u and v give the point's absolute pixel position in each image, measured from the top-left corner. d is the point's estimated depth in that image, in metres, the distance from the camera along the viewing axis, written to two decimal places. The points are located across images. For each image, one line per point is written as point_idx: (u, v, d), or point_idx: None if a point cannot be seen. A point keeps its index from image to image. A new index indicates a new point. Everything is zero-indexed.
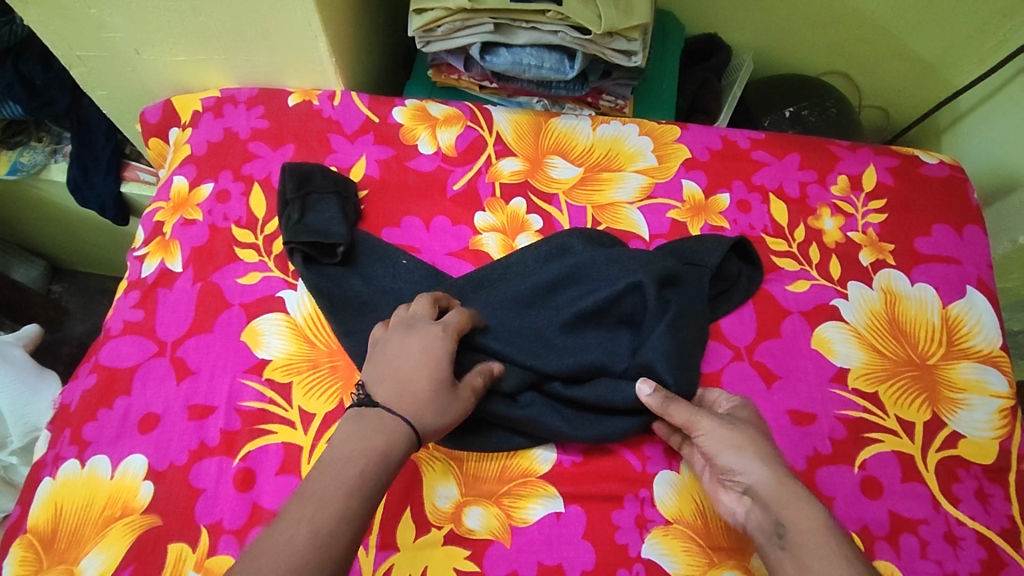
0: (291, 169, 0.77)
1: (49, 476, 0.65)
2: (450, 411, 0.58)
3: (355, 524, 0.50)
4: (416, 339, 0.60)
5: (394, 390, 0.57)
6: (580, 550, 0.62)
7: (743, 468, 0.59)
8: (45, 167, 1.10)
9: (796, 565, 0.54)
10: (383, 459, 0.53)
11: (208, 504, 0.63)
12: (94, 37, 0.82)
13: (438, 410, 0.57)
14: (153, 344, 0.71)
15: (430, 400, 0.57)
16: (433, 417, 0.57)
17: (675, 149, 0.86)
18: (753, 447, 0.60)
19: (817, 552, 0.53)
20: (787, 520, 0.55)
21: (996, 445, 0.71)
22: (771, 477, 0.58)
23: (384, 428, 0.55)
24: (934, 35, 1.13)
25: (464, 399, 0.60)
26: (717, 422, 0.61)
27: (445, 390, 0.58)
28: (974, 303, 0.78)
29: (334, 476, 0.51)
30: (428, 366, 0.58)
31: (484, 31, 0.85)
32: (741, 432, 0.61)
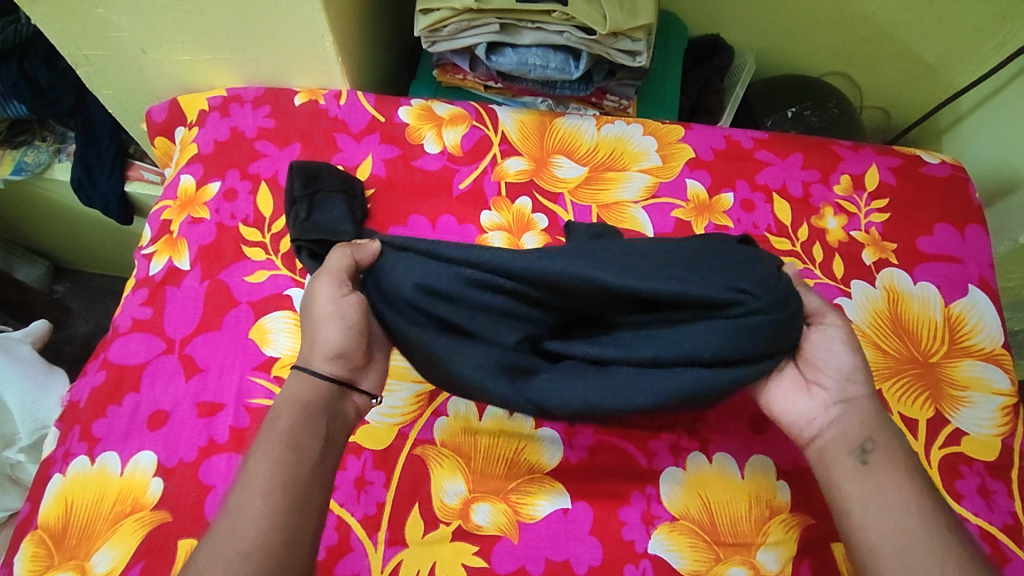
0: (300, 168, 0.78)
1: (58, 473, 0.66)
2: (314, 314, 0.58)
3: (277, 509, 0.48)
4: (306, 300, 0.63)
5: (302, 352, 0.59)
6: (587, 546, 0.63)
7: (854, 381, 0.60)
8: (49, 167, 1.10)
9: (873, 479, 0.55)
10: (305, 428, 0.53)
11: (218, 500, 0.63)
12: (101, 36, 0.83)
13: (308, 341, 0.58)
14: (161, 341, 0.71)
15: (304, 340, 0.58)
16: (307, 348, 0.58)
17: (679, 148, 0.86)
18: (865, 367, 0.61)
19: (900, 477, 0.55)
20: (878, 444, 0.57)
21: (998, 442, 0.71)
22: (869, 398, 0.59)
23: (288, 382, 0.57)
24: (935, 37, 1.13)
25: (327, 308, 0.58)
26: (846, 330, 0.62)
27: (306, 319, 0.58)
28: (976, 301, 0.79)
29: (261, 454, 0.51)
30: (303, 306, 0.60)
31: (489, 31, 0.85)
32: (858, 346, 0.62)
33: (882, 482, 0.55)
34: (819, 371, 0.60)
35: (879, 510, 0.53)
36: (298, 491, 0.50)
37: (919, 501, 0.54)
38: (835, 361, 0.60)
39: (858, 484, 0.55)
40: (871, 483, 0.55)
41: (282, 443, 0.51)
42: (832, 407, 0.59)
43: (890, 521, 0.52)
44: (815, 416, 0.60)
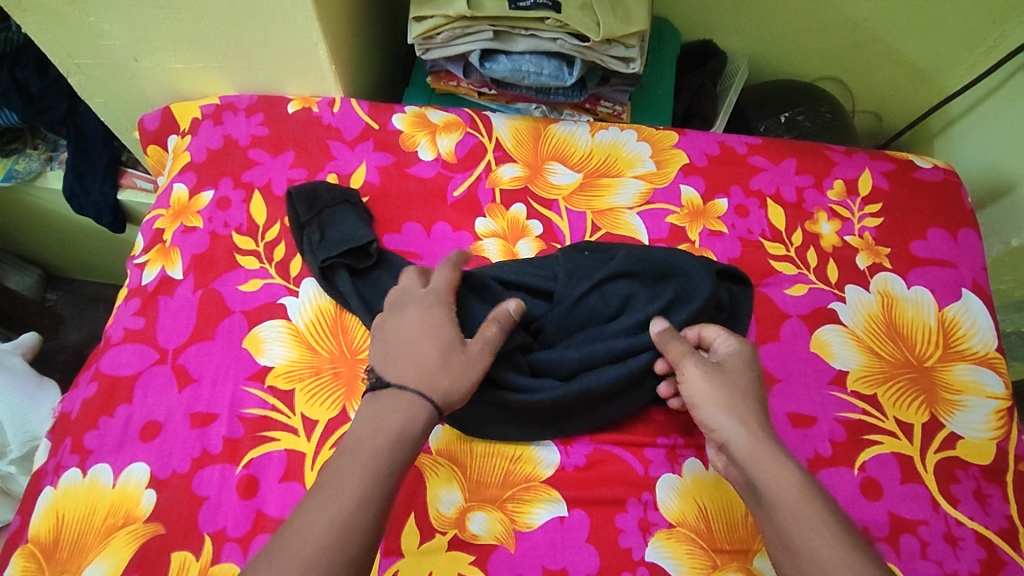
0: (297, 191, 0.77)
1: (49, 486, 0.65)
2: (463, 368, 0.57)
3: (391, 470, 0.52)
4: (416, 309, 0.61)
5: (406, 367, 0.57)
6: (584, 554, 0.63)
7: (722, 424, 0.59)
8: (42, 175, 1.10)
9: (772, 524, 0.54)
10: (399, 448, 0.53)
11: (211, 512, 0.63)
12: (92, 44, 0.82)
13: (448, 373, 0.57)
14: (153, 352, 0.71)
15: (437, 365, 0.57)
16: (445, 382, 0.56)
17: (672, 154, 0.86)
18: (737, 409, 0.60)
19: (793, 516, 0.53)
20: (763, 484, 0.55)
21: (993, 446, 0.72)
22: (744, 436, 0.58)
23: (409, 409, 0.55)
24: (925, 42, 1.14)
25: (476, 359, 0.58)
26: (703, 374, 0.61)
27: (449, 351, 0.58)
28: (969, 305, 0.79)
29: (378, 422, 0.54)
30: (430, 334, 0.59)
31: (484, 38, 0.86)
32: (724, 386, 0.61)
33: (778, 524, 0.54)
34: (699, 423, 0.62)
35: (780, 550, 0.54)
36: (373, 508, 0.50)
37: (815, 532, 0.52)
38: (701, 410, 0.61)
39: (766, 531, 0.55)
40: (767, 521, 0.55)
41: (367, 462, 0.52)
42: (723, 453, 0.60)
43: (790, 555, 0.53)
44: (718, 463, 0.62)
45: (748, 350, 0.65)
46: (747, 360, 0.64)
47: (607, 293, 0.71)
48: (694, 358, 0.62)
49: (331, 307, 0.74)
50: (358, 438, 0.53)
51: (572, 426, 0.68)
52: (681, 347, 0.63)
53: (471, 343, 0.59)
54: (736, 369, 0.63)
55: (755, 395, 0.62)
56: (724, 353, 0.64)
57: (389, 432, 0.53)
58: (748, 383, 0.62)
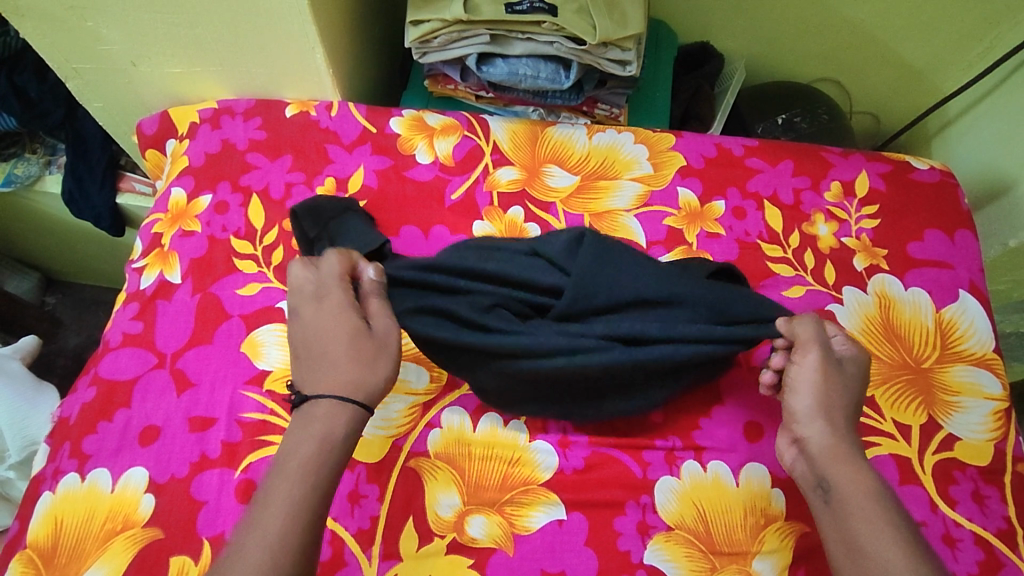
0: (301, 207, 0.76)
1: (48, 491, 0.65)
2: (371, 356, 0.56)
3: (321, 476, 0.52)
4: (308, 311, 0.58)
5: (322, 376, 0.55)
6: (582, 557, 0.63)
7: (812, 416, 0.59)
8: (40, 179, 1.10)
9: (836, 521, 0.54)
10: (330, 459, 0.53)
11: (210, 516, 0.63)
12: (90, 49, 0.82)
13: (361, 366, 0.56)
14: (152, 356, 0.71)
15: (348, 363, 0.55)
16: (361, 377, 0.55)
17: (670, 156, 0.86)
18: (832, 407, 0.59)
19: (865, 518, 0.53)
20: (840, 483, 0.55)
21: (990, 447, 0.72)
22: (830, 435, 0.58)
23: (329, 417, 0.54)
24: (921, 43, 1.14)
25: (382, 340, 0.58)
26: (819, 365, 0.60)
27: (355, 344, 0.56)
28: (967, 306, 0.79)
29: (302, 431, 0.53)
30: (330, 335, 0.56)
31: (480, 42, 0.86)
32: (831, 382, 0.60)
33: (842, 522, 0.54)
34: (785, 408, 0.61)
35: (840, 548, 0.53)
36: (310, 520, 0.50)
37: (886, 537, 0.52)
38: (796, 398, 0.60)
39: (824, 527, 0.55)
40: (832, 519, 0.55)
41: (298, 474, 0.51)
42: (796, 447, 0.60)
43: (850, 552, 0.53)
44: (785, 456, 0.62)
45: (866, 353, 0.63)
46: (859, 364, 0.62)
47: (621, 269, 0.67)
48: (816, 347, 0.61)
49: None
50: (288, 451, 0.52)
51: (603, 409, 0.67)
52: (808, 330, 0.62)
53: (373, 326, 0.58)
54: (850, 372, 0.61)
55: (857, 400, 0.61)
56: (845, 351, 0.62)
57: (315, 439, 0.53)
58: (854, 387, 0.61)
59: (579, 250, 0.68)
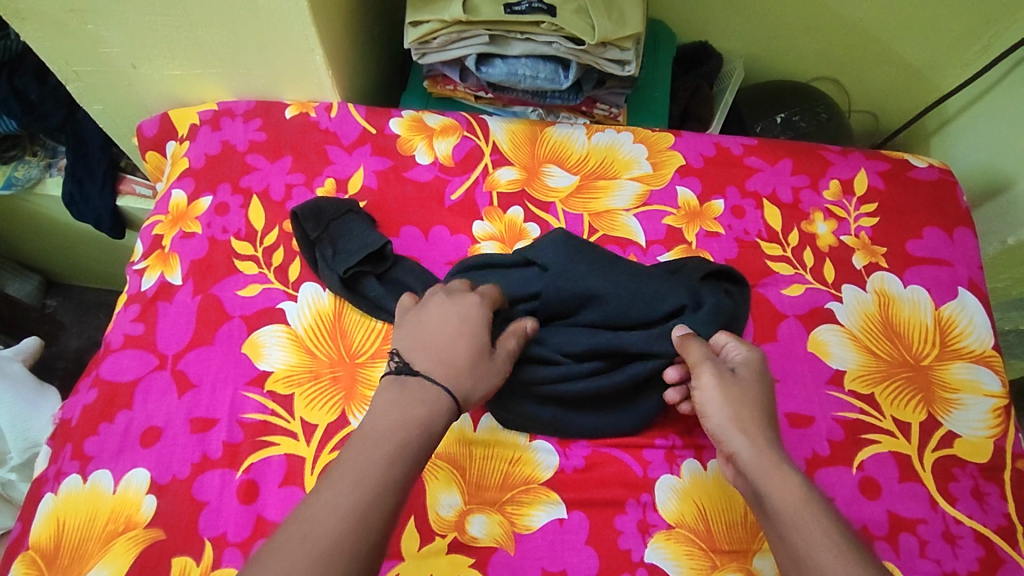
0: (302, 209, 0.75)
1: (50, 492, 0.65)
2: (484, 374, 0.58)
3: (413, 459, 0.51)
4: (454, 306, 0.60)
5: (438, 357, 0.56)
6: (583, 556, 0.63)
7: (729, 432, 0.58)
8: (41, 182, 1.10)
9: (777, 533, 0.53)
10: (418, 448, 0.52)
11: (212, 517, 0.63)
12: (90, 52, 0.83)
13: (473, 376, 0.57)
14: (153, 357, 0.71)
15: (466, 365, 0.56)
16: (469, 383, 0.56)
17: (669, 156, 0.86)
18: (743, 419, 0.59)
19: (803, 525, 0.52)
20: (772, 495, 0.54)
21: (990, 444, 0.72)
22: (752, 446, 0.57)
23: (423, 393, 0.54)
24: (920, 41, 1.14)
25: (499, 369, 0.59)
26: (716, 381, 0.60)
27: (479, 357, 0.58)
28: (966, 304, 0.80)
29: (401, 406, 0.53)
30: (468, 333, 0.58)
31: (479, 43, 0.86)
32: (736, 395, 0.60)
33: (782, 534, 0.53)
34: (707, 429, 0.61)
35: (789, 562, 0.52)
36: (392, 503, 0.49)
37: (827, 543, 0.51)
38: (710, 415, 0.59)
39: (772, 541, 0.54)
40: (774, 531, 0.54)
41: (385, 459, 0.50)
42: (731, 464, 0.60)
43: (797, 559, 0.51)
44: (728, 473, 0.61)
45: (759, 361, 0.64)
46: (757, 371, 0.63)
47: (616, 278, 0.70)
48: (709, 364, 0.61)
49: (330, 310, 0.74)
50: (375, 435, 0.51)
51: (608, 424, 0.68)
52: (699, 350, 0.62)
53: (497, 354, 0.60)
54: (747, 378, 0.62)
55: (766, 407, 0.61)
56: (737, 359, 0.63)
57: (414, 422, 0.52)
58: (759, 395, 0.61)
59: (575, 262, 0.70)
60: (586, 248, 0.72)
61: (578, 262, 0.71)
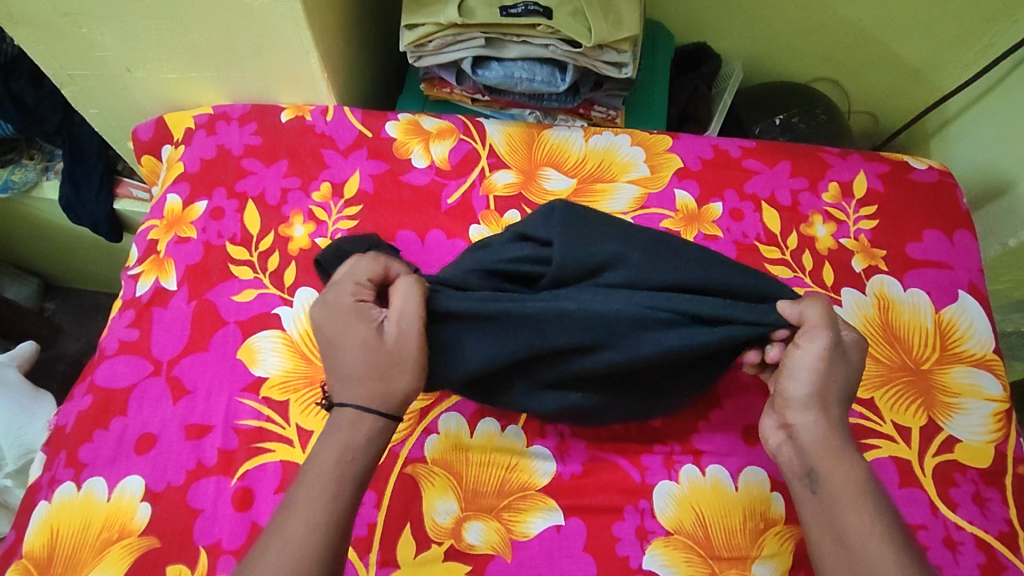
0: (324, 255, 0.70)
1: (44, 500, 0.65)
2: (390, 356, 0.55)
3: (344, 486, 0.52)
4: (323, 308, 0.57)
5: (342, 380, 0.55)
6: (580, 563, 0.62)
7: (814, 406, 0.57)
8: (38, 185, 1.09)
9: (823, 509, 0.55)
10: (339, 497, 0.52)
11: (206, 524, 0.62)
12: (86, 56, 0.82)
13: (377, 374, 0.54)
14: (148, 363, 0.71)
15: (364, 370, 0.54)
16: (379, 386, 0.54)
17: (667, 158, 0.86)
18: (834, 398, 0.57)
19: (858, 513, 0.54)
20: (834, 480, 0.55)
21: (991, 448, 0.71)
22: (826, 425, 0.57)
23: (352, 426, 0.54)
24: (920, 43, 1.14)
25: (396, 342, 0.55)
26: (825, 353, 0.57)
27: (366, 350, 0.54)
28: (966, 307, 0.79)
29: (325, 438, 0.54)
30: (344, 335, 0.55)
31: (475, 45, 0.85)
32: (834, 371, 0.57)
33: (831, 514, 0.55)
34: (781, 393, 0.59)
35: (828, 541, 0.54)
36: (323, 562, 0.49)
37: (881, 536, 0.53)
38: (801, 382, 0.57)
39: (810, 513, 0.56)
40: (821, 509, 0.55)
41: (306, 522, 0.50)
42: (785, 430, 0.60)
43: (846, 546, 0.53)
44: (772, 437, 0.61)
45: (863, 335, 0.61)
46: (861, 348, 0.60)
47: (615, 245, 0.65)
48: (826, 332, 0.57)
49: None
50: (297, 502, 0.51)
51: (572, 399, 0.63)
52: (817, 316, 0.58)
53: (387, 327, 0.55)
54: (853, 358, 0.59)
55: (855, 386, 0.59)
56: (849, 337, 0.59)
57: (335, 449, 0.53)
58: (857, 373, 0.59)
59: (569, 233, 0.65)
60: (587, 223, 0.67)
61: (574, 233, 0.65)
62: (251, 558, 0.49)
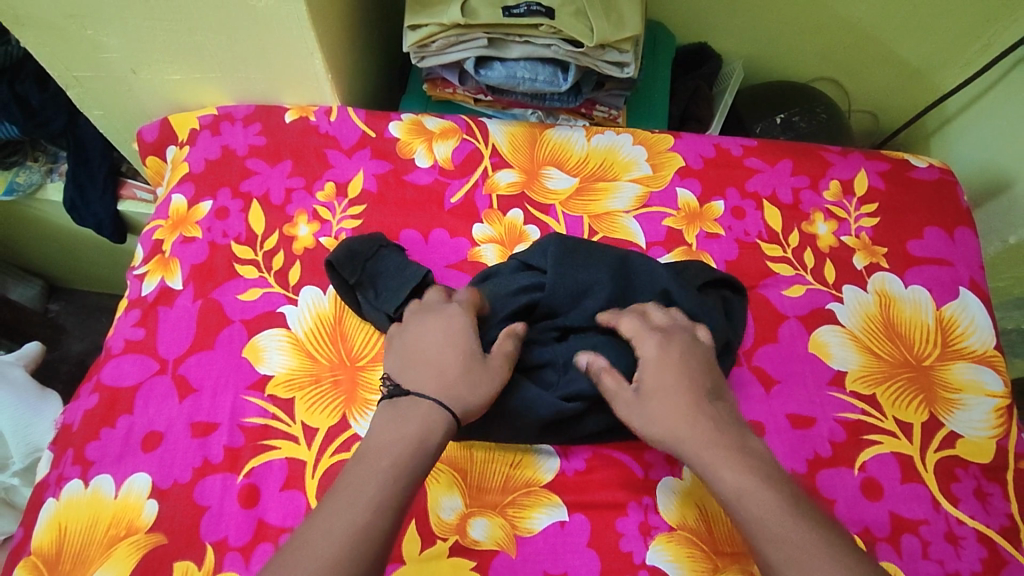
0: (336, 256, 0.72)
1: (52, 497, 0.65)
2: (487, 379, 0.59)
3: (408, 476, 0.52)
4: (436, 320, 0.62)
5: (428, 375, 0.58)
6: (584, 558, 0.63)
7: (670, 439, 0.57)
8: (42, 187, 1.10)
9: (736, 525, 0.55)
10: (403, 485, 0.52)
11: (213, 521, 0.63)
12: (90, 58, 0.83)
13: (467, 384, 0.58)
14: (154, 362, 0.71)
15: (458, 374, 0.58)
16: (464, 391, 0.58)
17: (669, 157, 0.86)
18: (675, 421, 0.58)
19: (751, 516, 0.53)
20: (718, 493, 0.55)
21: (993, 444, 0.72)
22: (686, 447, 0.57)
23: (428, 418, 0.55)
24: (919, 42, 1.15)
25: (494, 371, 0.60)
26: (629, 407, 0.60)
27: (469, 364, 0.59)
28: (967, 303, 0.79)
29: (392, 427, 0.55)
30: (453, 346, 0.60)
31: (478, 46, 0.86)
32: (651, 408, 0.59)
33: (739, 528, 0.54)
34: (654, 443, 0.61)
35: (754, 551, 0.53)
36: (375, 550, 0.48)
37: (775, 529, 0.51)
38: (645, 428, 0.59)
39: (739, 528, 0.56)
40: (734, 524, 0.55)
41: (372, 504, 0.50)
42: None
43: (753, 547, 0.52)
44: None
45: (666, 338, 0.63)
46: (669, 350, 0.62)
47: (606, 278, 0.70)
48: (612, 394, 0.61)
49: (331, 314, 0.74)
50: (363, 484, 0.51)
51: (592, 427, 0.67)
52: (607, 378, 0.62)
53: (490, 357, 0.61)
54: (654, 382, 0.60)
55: (691, 382, 0.60)
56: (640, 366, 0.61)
57: (409, 437, 0.54)
58: (681, 375, 0.60)
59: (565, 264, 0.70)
60: (580, 251, 0.72)
61: (568, 264, 0.71)
62: (299, 539, 0.48)
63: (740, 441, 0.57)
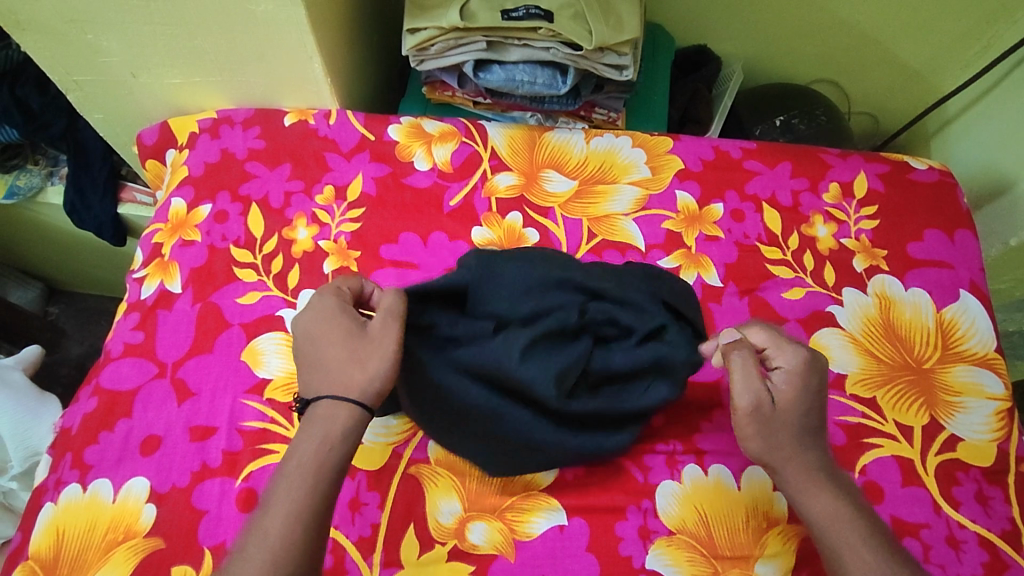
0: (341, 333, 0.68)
1: (50, 501, 0.65)
2: (375, 348, 0.55)
3: (323, 480, 0.52)
4: (305, 314, 0.57)
5: (320, 377, 0.55)
6: (583, 563, 0.63)
7: (777, 456, 0.57)
8: (42, 190, 1.10)
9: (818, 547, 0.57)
10: (317, 489, 0.51)
11: (211, 526, 0.63)
12: (91, 61, 0.83)
13: (358, 366, 0.54)
14: (152, 366, 0.71)
15: (343, 364, 0.54)
16: (358, 375, 0.54)
17: (668, 160, 0.86)
18: (788, 446, 0.57)
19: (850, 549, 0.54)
20: (808, 513, 0.56)
21: (994, 447, 0.71)
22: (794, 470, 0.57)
23: (331, 414, 0.53)
24: (920, 44, 1.14)
25: (381, 334, 0.55)
26: (753, 417, 0.56)
27: (352, 344, 0.55)
28: (967, 306, 0.79)
29: (303, 432, 0.53)
30: (329, 334, 0.55)
31: (477, 49, 0.86)
32: (777, 425, 0.57)
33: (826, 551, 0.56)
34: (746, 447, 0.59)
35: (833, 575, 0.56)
36: (298, 558, 0.49)
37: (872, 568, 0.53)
38: (755, 440, 0.57)
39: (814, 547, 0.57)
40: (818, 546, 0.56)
41: (283, 516, 0.50)
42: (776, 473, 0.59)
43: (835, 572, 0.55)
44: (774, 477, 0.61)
45: (809, 357, 0.59)
46: (809, 369, 0.58)
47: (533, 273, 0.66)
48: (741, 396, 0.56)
49: None
50: (275, 498, 0.50)
51: (609, 441, 0.65)
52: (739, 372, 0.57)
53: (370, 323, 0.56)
54: (785, 403, 0.57)
55: (815, 407, 0.58)
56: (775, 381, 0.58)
57: (316, 440, 0.52)
58: (812, 399, 0.58)
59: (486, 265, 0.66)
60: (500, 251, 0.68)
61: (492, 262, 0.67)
62: (230, 566, 0.49)
63: (834, 469, 0.58)
